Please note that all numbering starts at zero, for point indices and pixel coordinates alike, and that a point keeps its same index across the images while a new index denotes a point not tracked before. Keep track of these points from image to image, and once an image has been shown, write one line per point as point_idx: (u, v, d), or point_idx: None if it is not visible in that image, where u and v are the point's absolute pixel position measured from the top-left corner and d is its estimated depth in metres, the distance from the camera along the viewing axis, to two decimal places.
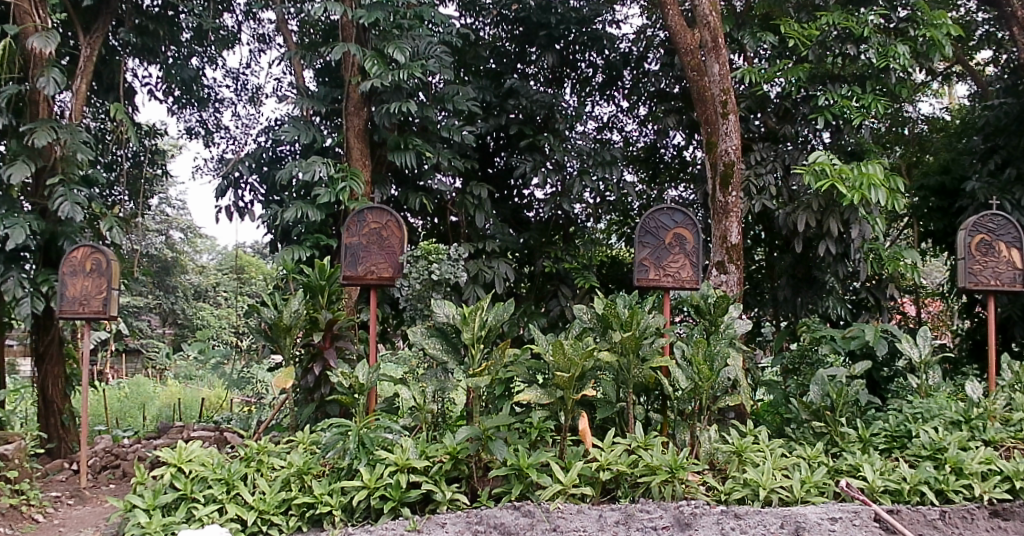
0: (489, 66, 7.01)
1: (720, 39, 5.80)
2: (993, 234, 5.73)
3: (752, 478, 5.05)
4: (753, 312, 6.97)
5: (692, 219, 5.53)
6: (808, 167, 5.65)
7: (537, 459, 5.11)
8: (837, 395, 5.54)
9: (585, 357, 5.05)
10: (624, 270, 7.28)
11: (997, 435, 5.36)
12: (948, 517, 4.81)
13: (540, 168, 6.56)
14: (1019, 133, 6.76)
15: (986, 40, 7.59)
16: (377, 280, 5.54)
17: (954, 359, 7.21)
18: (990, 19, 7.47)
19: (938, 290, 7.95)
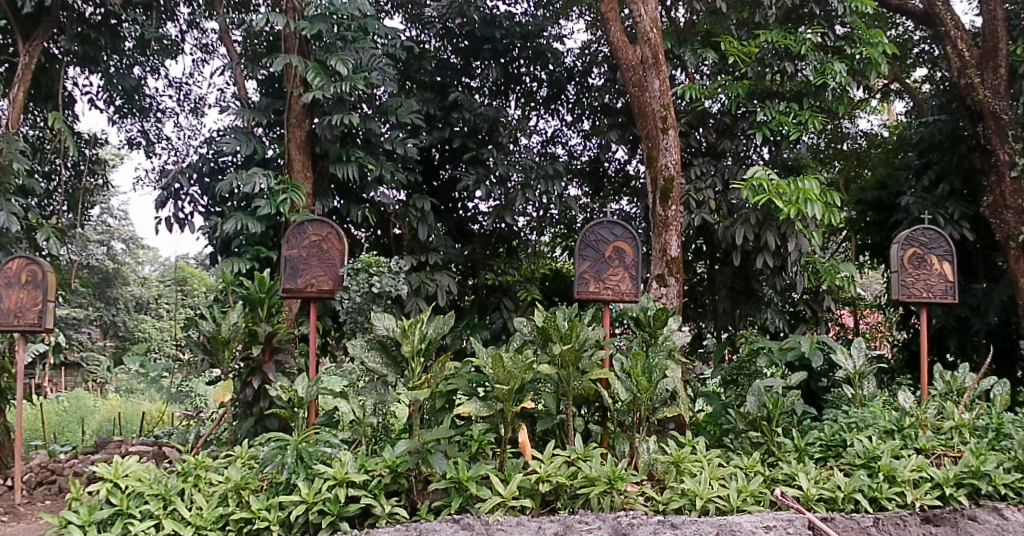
0: (433, 78, 6.98)
1: (660, 55, 5.84)
2: (924, 247, 5.79)
3: (690, 488, 5.11)
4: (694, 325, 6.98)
5: (631, 233, 5.59)
6: (746, 182, 5.71)
7: (477, 472, 5.14)
8: (773, 405, 5.58)
9: (524, 370, 5.14)
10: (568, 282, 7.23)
11: (928, 443, 5.49)
12: (881, 523, 4.92)
13: (483, 182, 6.57)
14: (952, 150, 6.96)
15: (921, 60, 7.81)
16: (317, 293, 5.56)
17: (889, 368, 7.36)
18: (926, 39, 7.65)
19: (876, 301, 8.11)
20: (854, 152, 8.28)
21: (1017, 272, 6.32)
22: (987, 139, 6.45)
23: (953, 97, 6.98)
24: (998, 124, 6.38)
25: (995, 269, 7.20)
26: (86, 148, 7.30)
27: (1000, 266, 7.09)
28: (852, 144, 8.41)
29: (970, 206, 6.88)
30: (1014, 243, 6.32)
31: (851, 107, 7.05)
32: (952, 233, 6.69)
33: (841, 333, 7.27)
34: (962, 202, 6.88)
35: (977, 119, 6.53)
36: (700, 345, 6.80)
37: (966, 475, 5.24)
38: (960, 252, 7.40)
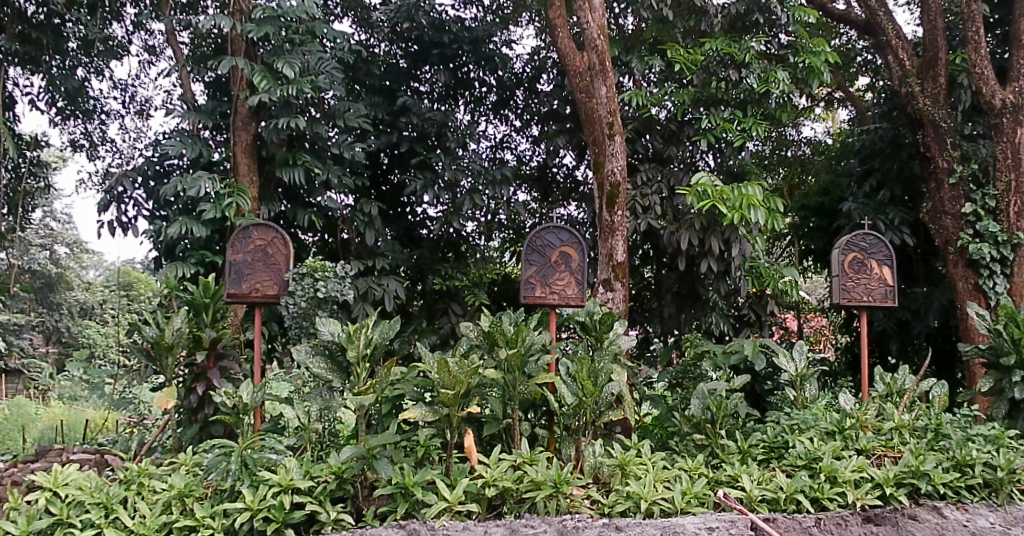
0: (382, 83, 6.97)
1: (607, 62, 5.84)
2: (865, 252, 5.73)
3: (635, 490, 5.15)
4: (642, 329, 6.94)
5: (577, 238, 5.63)
6: (691, 188, 5.77)
7: (423, 477, 5.13)
8: (718, 408, 5.60)
9: (469, 375, 5.15)
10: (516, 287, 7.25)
11: (869, 444, 5.56)
12: (823, 523, 5.05)
13: (431, 186, 6.54)
14: (892, 156, 7.14)
15: (864, 69, 7.95)
16: (261, 298, 5.57)
17: (832, 370, 7.50)
18: (869, 47, 7.81)
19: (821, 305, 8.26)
20: (798, 159, 8.43)
21: (956, 276, 6.46)
22: (927, 147, 6.58)
23: (894, 105, 7.11)
24: (937, 133, 6.50)
25: (934, 274, 7.46)
26: (27, 150, 7.15)
27: (938, 270, 7.33)
28: (797, 150, 8.50)
29: (910, 212, 7.04)
30: (953, 248, 6.45)
31: (795, 114, 7.13)
32: (891, 239, 6.84)
33: (785, 337, 7.34)
34: (903, 208, 7.02)
35: (918, 127, 6.66)
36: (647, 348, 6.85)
37: (906, 475, 5.33)
38: (900, 257, 7.61)
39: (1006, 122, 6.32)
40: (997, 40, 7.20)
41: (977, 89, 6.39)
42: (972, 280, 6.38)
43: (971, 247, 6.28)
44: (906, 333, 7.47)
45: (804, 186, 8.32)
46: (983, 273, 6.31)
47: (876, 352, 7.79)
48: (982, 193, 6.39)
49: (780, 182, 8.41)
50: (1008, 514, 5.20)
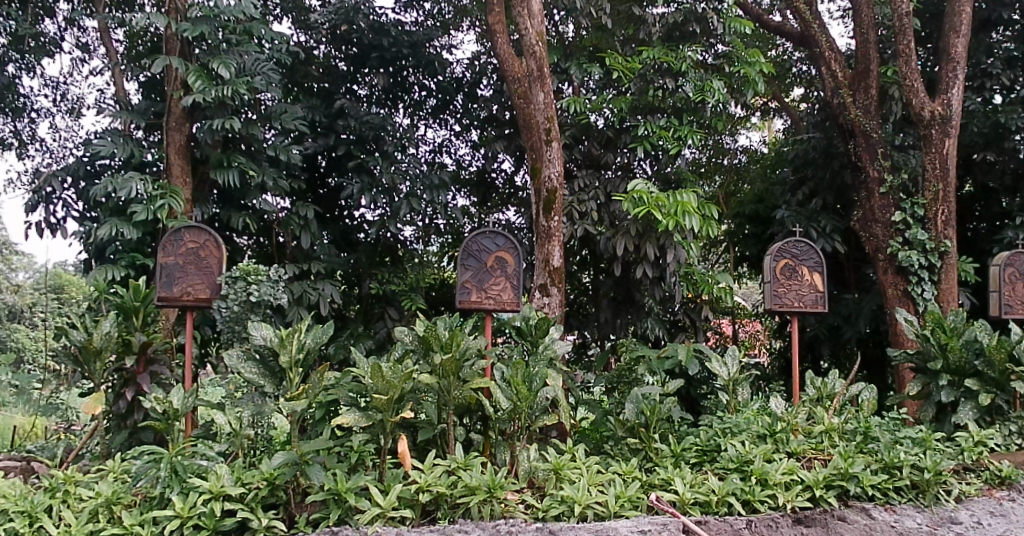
0: (320, 85, 6.94)
1: (545, 68, 5.90)
2: (796, 259, 5.73)
3: (569, 494, 5.17)
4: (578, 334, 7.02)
5: (512, 243, 5.66)
6: (627, 195, 5.82)
7: (356, 483, 5.09)
8: (651, 412, 5.68)
9: (403, 380, 5.14)
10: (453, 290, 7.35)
11: (799, 447, 5.62)
12: (754, 525, 5.11)
13: (368, 190, 6.53)
14: (825, 166, 7.31)
15: (799, 80, 8.13)
16: (193, 302, 5.52)
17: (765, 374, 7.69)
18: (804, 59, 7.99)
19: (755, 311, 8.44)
20: (734, 167, 8.61)
21: (886, 282, 6.60)
22: (858, 156, 6.74)
23: (828, 116, 7.28)
24: (869, 142, 6.66)
25: (864, 280, 7.65)
26: None
27: (869, 277, 7.54)
28: (732, 158, 8.61)
29: (842, 220, 7.20)
30: (883, 255, 6.60)
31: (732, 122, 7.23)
32: (823, 245, 7.01)
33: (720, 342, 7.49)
34: (835, 216, 7.22)
35: (850, 137, 6.81)
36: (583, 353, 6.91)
37: (836, 477, 5.40)
38: (834, 263, 7.78)
39: (935, 134, 6.45)
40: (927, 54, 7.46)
41: (907, 101, 6.52)
42: (901, 286, 6.52)
43: (900, 254, 6.41)
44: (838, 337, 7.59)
45: (739, 194, 8.41)
46: (911, 280, 6.44)
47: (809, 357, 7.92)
48: (911, 202, 6.53)
49: (716, 190, 8.49)
50: (934, 515, 5.30)
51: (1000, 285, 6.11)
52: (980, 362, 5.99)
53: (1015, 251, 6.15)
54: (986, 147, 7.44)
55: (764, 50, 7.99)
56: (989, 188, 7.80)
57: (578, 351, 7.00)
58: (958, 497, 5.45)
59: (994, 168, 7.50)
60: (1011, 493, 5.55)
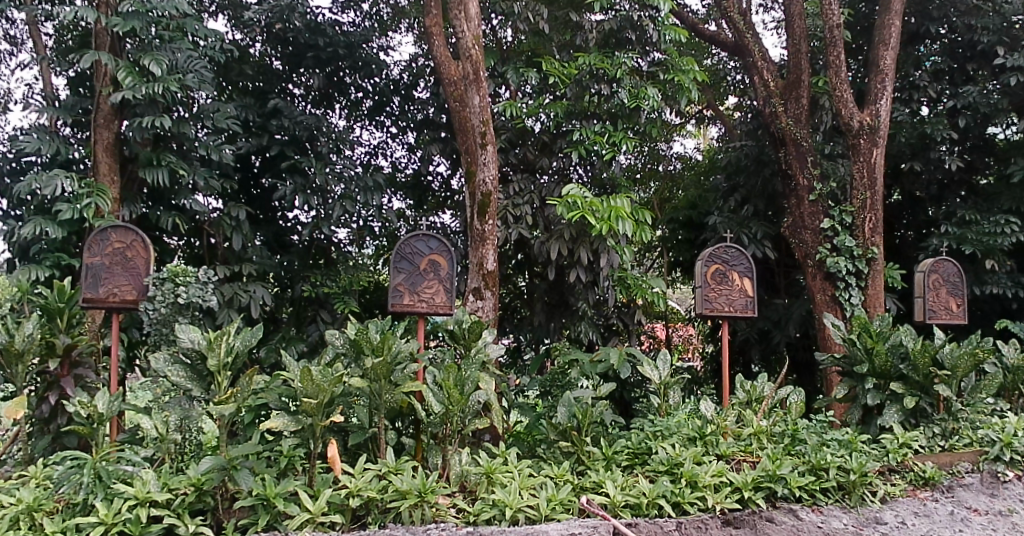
0: (254, 84, 6.92)
1: (480, 72, 5.93)
2: (727, 264, 5.79)
3: (501, 498, 5.15)
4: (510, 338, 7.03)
5: (445, 246, 5.69)
6: (561, 199, 5.81)
7: (285, 488, 5.02)
8: (583, 415, 5.70)
9: (333, 383, 5.11)
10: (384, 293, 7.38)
11: (728, 449, 5.67)
12: (683, 527, 5.10)
13: (301, 192, 6.51)
14: (755, 174, 7.62)
15: (733, 88, 8.33)
16: (119, 304, 5.48)
17: (697, 378, 8.03)
18: (739, 68, 8.23)
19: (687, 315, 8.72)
20: (669, 174, 8.48)
21: (815, 287, 6.72)
22: (789, 164, 6.84)
23: (759, 125, 7.61)
24: (798, 151, 6.78)
25: (793, 285, 8.07)
26: None
27: (798, 281, 7.99)
28: (666, 165, 8.50)
29: (772, 226, 7.47)
30: (812, 261, 6.73)
31: (667, 128, 7.31)
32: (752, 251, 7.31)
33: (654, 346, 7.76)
34: (766, 222, 7.54)
35: (781, 146, 6.90)
36: (518, 356, 6.96)
37: (764, 479, 5.44)
38: (765, 271, 8.15)
39: (863, 143, 6.64)
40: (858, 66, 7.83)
41: (837, 111, 6.68)
42: (830, 291, 6.65)
43: (829, 261, 6.55)
44: (767, 343, 7.97)
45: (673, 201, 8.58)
46: (839, 285, 6.57)
47: (740, 361, 8.22)
48: (840, 210, 6.68)
49: (652, 196, 8.31)
50: (860, 515, 5.36)
51: (924, 290, 6.25)
52: (906, 366, 6.08)
53: (938, 257, 6.31)
54: (912, 158, 8.00)
55: (699, 59, 8.04)
56: (914, 197, 8.39)
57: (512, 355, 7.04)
58: (883, 498, 5.53)
59: (921, 179, 8.17)
60: (934, 494, 5.65)
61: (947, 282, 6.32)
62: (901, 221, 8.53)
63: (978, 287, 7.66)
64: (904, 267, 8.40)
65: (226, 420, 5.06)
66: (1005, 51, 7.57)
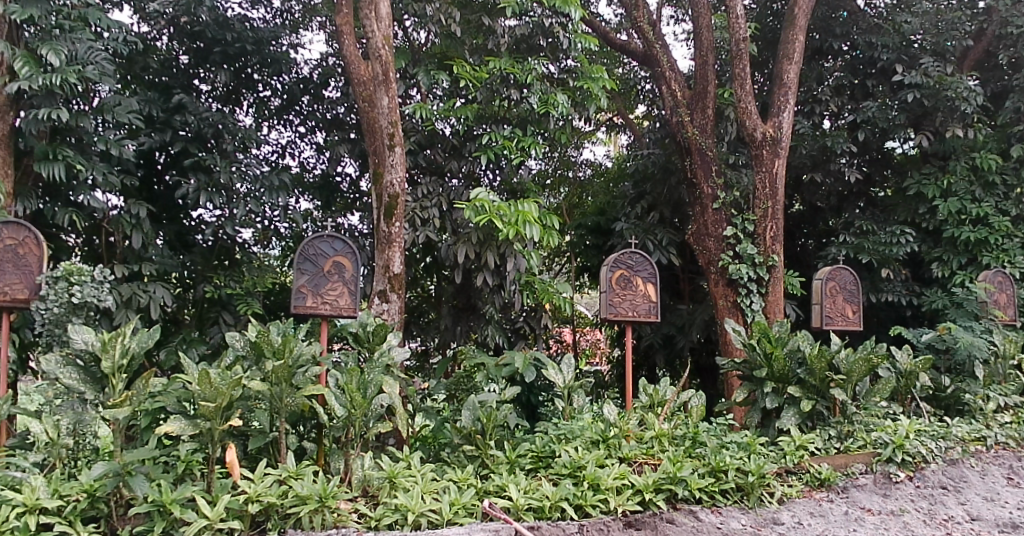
0: (159, 78, 6.91)
1: (390, 72, 5.94)
2: (631, 269, 5.88)
3: (403, 503, 5.04)
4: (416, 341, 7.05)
5: (350, 248, 5.73)
6: (469, 202, 5.80)
7: (182, 494, 4.80)
8: (487, 419, 5.71)
9: (232, 386, 4.92)
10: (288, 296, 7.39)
11: (630, 452, 5.70)
12: (585, 529, 5.06)
13: (204, 189, 6.54)
14: (663, 181, 8.03)
15: (645, 97, 8.70)
16: (9, 303, 5.29)
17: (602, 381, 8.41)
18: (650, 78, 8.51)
19: (594, 320, 9.04)
20: (578, 181, 8.90)
21: (717, 294, 6.87)
22: (694, 172, 7.02)
23: (667, 134, 8.01)
24: (704, 160, 6.99)
25: (695, 291, 8.56)
26: None
27: (701, 288, 8.49)
28: (576, 172, 8.89)
29: (675, 233, 8.00)
30: (715, 268, 6.88)
31: (576, 132, 7.42)
32: (659, 257, 7.70)
33: (561, 349, 8.09)
34: (671, 229, 7.96)
35: (686, 155, 7.09)
36: (425, 359, 7.00)
37: (664, 481, 5.46)
38: (669, 275, 8.59)
39: (766, 153, 6.84)
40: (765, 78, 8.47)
41: (742, 122, 6.86)
42: (732, 297, 6.80)
43: (731, 268, 6.70)
44: (672, 348, 8.45)
45: (583, 206, 8.93)
46: (741, 292, 6.75)
47: (646, 365, 8.65)
48: (741, 218, 6.86)
49: (561, 201, 8.90)
50: (758, 516, 5.46)
51: (822, 297, 6.43)
52: (803, 371, 6.29)
53: (835, 266, 6.54)
54: (813, 169, 8.50)
55: (611, 68, 8.28)
56: (815, 208, 9.02)
57: (419, 359, 7.03)
58: (780, 499, 5.66)
59: (821, 190, 8.77)
60: (829, 494, 5.80)
61: (843, 290, 6.54)
62: (801, 230, 9.15)
63: (875, 295, 8.16)
64: (803, 273, 9.01)
65: (121, 424, 4.86)
66: (904, 69, 8.12)
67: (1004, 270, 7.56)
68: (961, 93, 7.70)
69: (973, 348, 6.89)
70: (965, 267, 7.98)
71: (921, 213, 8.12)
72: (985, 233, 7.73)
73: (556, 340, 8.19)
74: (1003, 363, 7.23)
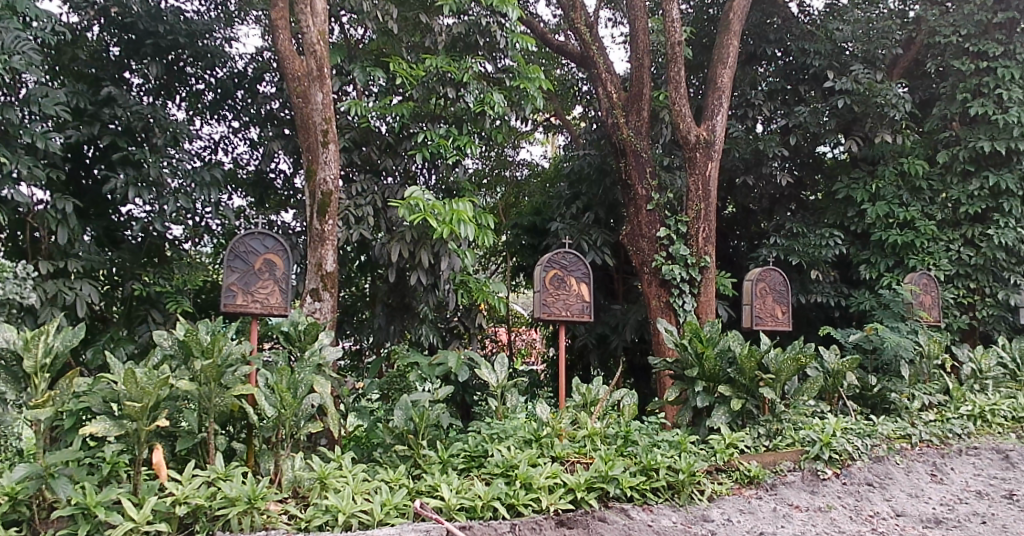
0: (88, 70, 6.78)
1: (325, 68, 5.89)
2: (564, 269, 5.91)
3: (333, 503, 4.91)
4: (348, 340, 7.01)
5: (281, 246, 5.66)
6: (403, 201, 5.74)
7: (107, 496, 4.61)
8: (419, 418, 5.67)
9: (158, 386, 4.79)
10: (218, 294, 7.30)
11: (563, 451, 5.73)
12: (517, 529, 5.04)
13: (133, 184, 6.40)
14: (598, 183, 8.13)
15: (581, 98, 8.79)
16: None
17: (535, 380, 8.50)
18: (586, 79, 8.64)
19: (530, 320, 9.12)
20: (515, 180, 9.08)
21: (650, 294, 6.95)
22: (628, 174, 7.12)
23: (602, 135, 8.12)
24: (638, 161, 7.09)
25: (629, 291, 8.73)
26: None
27: (635, 288, 8.65)
28: (513, 171, 9.07)
29: (610, 233, 8.11)
30: (648, 269, 6.97)
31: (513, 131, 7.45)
32: (592, 257, 7.82)
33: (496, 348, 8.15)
34: (605, 230, 8.09)
35: (621, 156, 7.19)
36: (357, 358, 6.99)
37: (596, 480, 5.47)
38: (603, 275, 8.77)
39: (699, 157, 6.97)
40: (698, 82, 8.67)
41: (676, 125, 6.96)
42: (664, 298, 6.91)
43: (664, 268, 6.80)
44: (605, 348, 8.58)
45: (519, 206, 9.00)
46: (673, 292, 6.84)
47: (581, 364, 8.76)
48: (674, 220, 6.97)
49: (498, 201, 8.96)
50: (688, 514, 5.51)
51: (752, 298, 6.55)
52: (733, 370, 6.39)
53: (765, 267, 6.65)
54: (746, 172, 8.69)
55: (548, 69, 8.34)
56: (747, 210, 9.22)
57: (352, 358, 7.00)
58: (710, 496, 5.73)
59: (753, 193, 8.97)
60: (757, 491, 5.88)
61: (773, 291, 6.66)
62: (734, 232, 9.35)
63: (803, 295, 8.47)
64: (735, 275, 9.22)
65: (43, 425, 4.67)
66: (835, 75, 8.37)
67: (930, 273, 7.77)
68: (890, 99, 7.99)
69: (899, 347, 7.05)
70: (892, 269, 8.20)
71: (849, 217, 8.40)
72: (911, 236, 7.97)
73: (490, 340, 8.25)
74: (927, 362, 7.44)
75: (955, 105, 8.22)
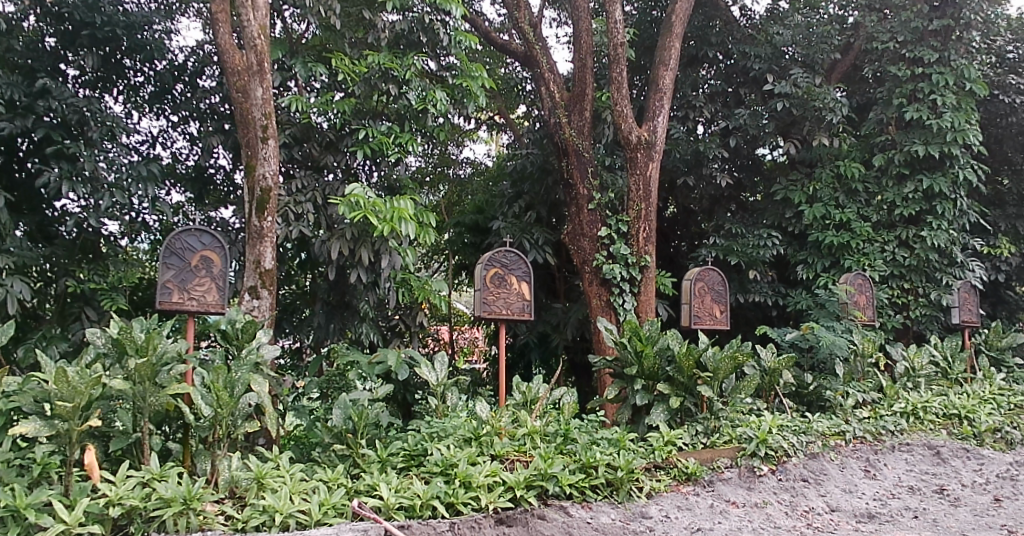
0: (23, 61, 6.59)
1: (265, 63, 5.82)
2: (505, 268, 5.93)
3: (270, 503, 4.81)
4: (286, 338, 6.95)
5: (219, 243, 5.59)
6: (343, 198, 5.68)
7: (37, 498, 4.48)
8: (358, 417, 5.66)
9: (91, 385, 4.72)
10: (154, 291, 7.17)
11: (502, 449, 5.75)
12: (457, 527, 5.01)
13: (67, 178, 6.25)
14: (539, 182, 8.21)
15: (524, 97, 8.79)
16: None
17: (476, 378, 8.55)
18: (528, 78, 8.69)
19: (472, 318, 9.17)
20: (458, 179, 9.12)
21: (592, 293, 7.03)
22: (571, 173, 7.19)
23: (544, 135, 8.19)
24: (580, 161, 7.17)
25: (571, 290, 8.82)
26: None
27: (576, 287, 8.75)
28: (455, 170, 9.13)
29: (552, 232, 8.19)
30: (589, 268, 7.05)
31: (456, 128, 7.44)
32: (535, 256, 7.87)
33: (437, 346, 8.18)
34: (547, 229, 8.16)
35: (563, 155, 7.27)
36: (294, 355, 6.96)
37: (536, 477, 5.50)
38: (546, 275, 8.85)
39: (641, 157, 7.07)
40: (639, 83, 8.79)
41: (618, 125, 7.04)
42: (605, 297, 6.98)
43: (605, 267, 6.89)
44: (547, 346, 8.65)
45: (462, 204, 9.04)
46: (614, 291, 6.93)
47: (523, 363, 8.82)
48: (615, 219, 7.06)
49: (440, 199, 9.03)
50: (626, 510, 5.56)
51: (690, 297, 6.66)
52: (671, 368, 6.51)
53: (703, 267, 6.76)
54: (687, 173, 8.83)
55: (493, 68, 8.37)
56: (688, 211, 9.38)
57: (292, 357, 6.94)
58: (648, 493, 5.79)
59: (694, 194, 9.13)
60: (695, 488, 5.96)
61: (712, 290, 6.77)
62: (676, 232, 9.50)
63: (743, 295, 8.60)
64: (676, 274, 9.38)
65: None
66: (774, 79, 8.58)
67: (865, 273, 7.98)
68: (827, 103, 8.26)
69: (834, 346, 7.20)
70: (828, 269, 8.40)
71: (787, 218, 8.60)
72: (847, 238, 8.20)
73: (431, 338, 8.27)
74: (861, 361, 7.63)
75: (891, 109, 8.47)
